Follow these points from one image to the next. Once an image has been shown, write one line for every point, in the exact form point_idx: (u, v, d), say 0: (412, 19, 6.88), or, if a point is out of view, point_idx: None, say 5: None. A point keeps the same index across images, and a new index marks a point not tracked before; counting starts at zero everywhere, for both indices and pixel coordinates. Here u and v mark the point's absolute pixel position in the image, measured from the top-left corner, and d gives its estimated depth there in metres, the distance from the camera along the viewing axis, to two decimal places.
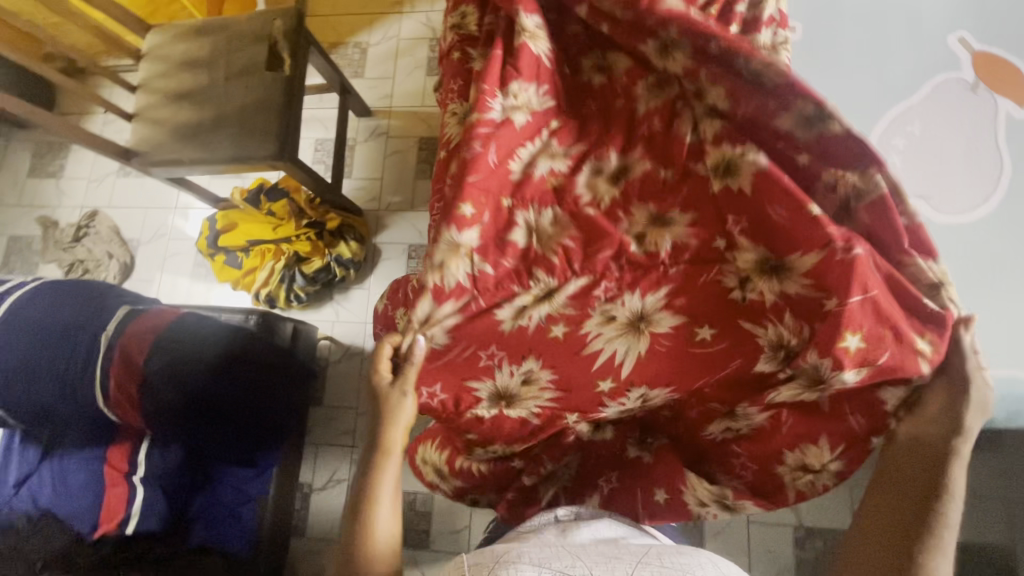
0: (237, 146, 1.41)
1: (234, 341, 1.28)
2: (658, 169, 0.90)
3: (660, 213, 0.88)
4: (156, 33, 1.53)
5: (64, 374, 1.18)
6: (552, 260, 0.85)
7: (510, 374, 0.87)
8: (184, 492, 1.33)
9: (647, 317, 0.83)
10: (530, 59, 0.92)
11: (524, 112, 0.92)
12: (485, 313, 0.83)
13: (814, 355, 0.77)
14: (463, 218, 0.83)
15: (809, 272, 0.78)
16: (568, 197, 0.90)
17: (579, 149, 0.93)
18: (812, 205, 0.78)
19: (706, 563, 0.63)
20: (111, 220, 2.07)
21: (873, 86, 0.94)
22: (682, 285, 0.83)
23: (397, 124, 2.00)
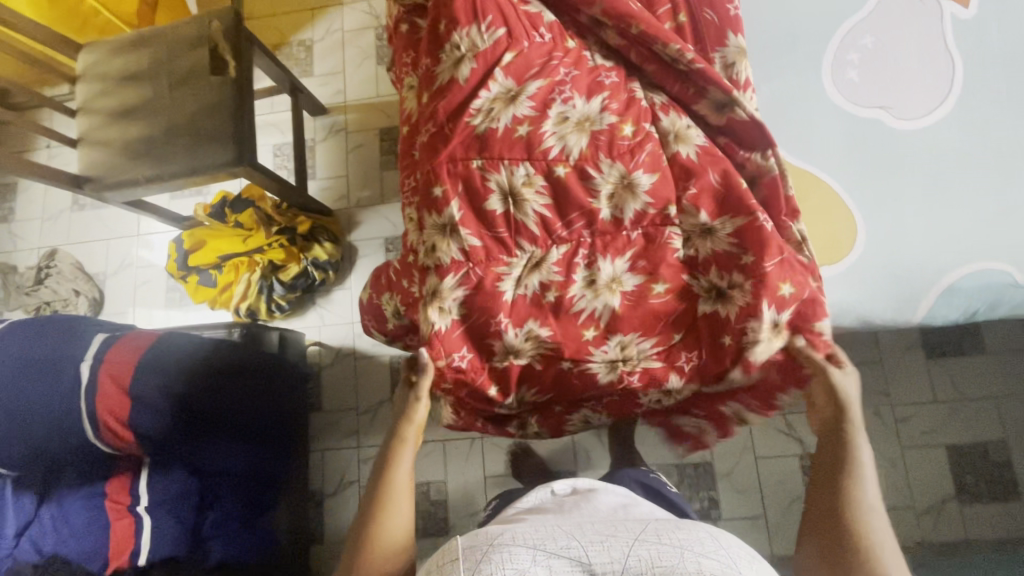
0: (194, 157, 1.37)
1: (220, 352, 1.27)
2: (622, 124, 0.84)
3: (627, 173, 0.83)
4: (89, 52, 1.46)
5: (48, 409, 1.13)
6: (533, 229, 0.83)
7: (515, 335, 0.84)
8: (194, 513, 1.25)
9: (616, 280, 0.83)
10: (463, 1, 0.86)
11: (470, 57, 0.85)
12: (485, 285, 0.82)
13: (768, 305, 0.80)
14: (440, 200, 0.84)
15: (732, 233, 0.82)
16: (537, 153, 0.83)
17: (538, 85, 0.84)
18: (741, 179, 0.83)
19: (704, 538, 0.65)
20: (73, 257, 2.00)
21: (822, 5, 0.94)
22: (643, 247, 0.83)
23: (354, 118, 1.95)
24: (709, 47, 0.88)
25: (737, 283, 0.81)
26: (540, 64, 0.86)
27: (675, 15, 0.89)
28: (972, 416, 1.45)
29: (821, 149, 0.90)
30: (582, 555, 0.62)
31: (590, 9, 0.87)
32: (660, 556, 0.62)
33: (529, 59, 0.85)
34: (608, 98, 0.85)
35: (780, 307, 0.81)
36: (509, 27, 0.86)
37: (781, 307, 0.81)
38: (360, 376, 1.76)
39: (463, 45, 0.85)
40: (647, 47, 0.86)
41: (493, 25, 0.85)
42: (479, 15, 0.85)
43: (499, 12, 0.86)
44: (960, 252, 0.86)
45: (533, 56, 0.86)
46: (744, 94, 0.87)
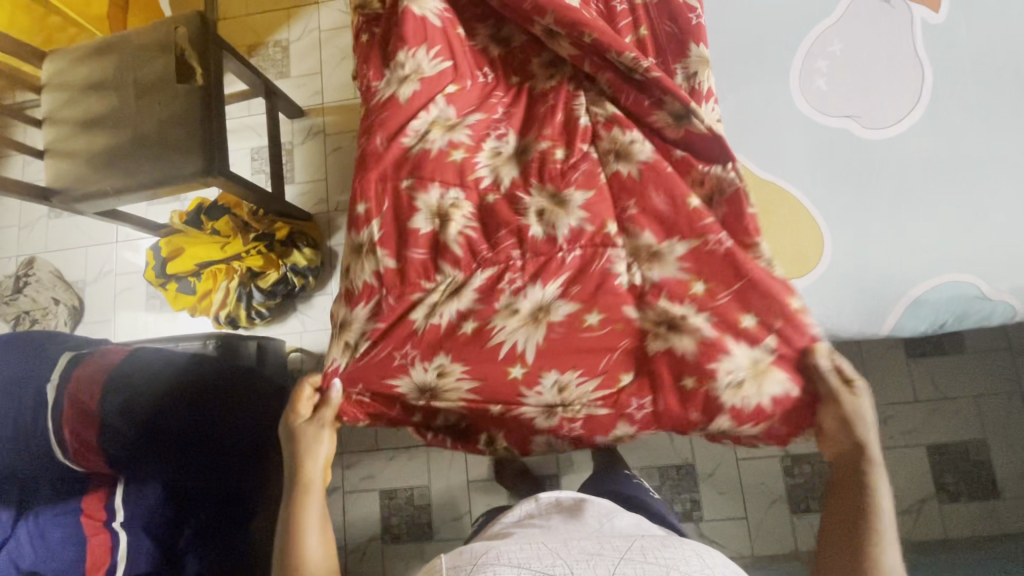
0: (162, 168, 1.34)
1: (184, 370, 1.23)
2: (554, 148, 0.88)
3: (559, 193, 0.87)
4: (53, 60, 1.43)
5: (17, 428, 1.15)
6: (456, 251, 0.85)
7: (425, 370, 0.84)
8: (168, 528, 1.25)
9: (546, 306, 0.83)
10: (414, 24, 0.91)
11: (415, 80, 0.90)
12: (398, 310, 0.85)
13: (731, 338, 0.81)
14: (362, 217, 0.88)
15: (685, 256, 0.83)
16: (469, 180, 0.88)
17: (476, 118, 0.91)
18: (693, 197, 0.84)
19: (691, 557, 0.64)
20: (52, 265, 1.98)
21: (791, 11, 0.92)
22: (578, 269, 0.84)
23: (332, 121, 1.93)
24: (669, 58, 0.88)
25: (693, 315, 0.81)
26: (478, 102, 0.93)
27: (636, 28, 0.89)
28: (953, 416, 1.45)
29: (787, 160, 0.89)
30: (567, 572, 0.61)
31: (543, 19, 0.87)
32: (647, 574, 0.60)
33: (469, 94, 0.92)
34: (542, 126, 0.90)
35: (753, 343, 0.81)
36: (455, 60, 0.92)
37: (753, 343, 0.81)
38: None
39: (410, 67, 0.91)
40: (602, 56, 0.87)
41: (440, 53, 0.91)
42: (428, 42, 0.91)
43: (447, 43, 0.92)
44: (927, 263, 0.85)
45: (472, 94, 0.93)
46: (705, 105, 0.85)
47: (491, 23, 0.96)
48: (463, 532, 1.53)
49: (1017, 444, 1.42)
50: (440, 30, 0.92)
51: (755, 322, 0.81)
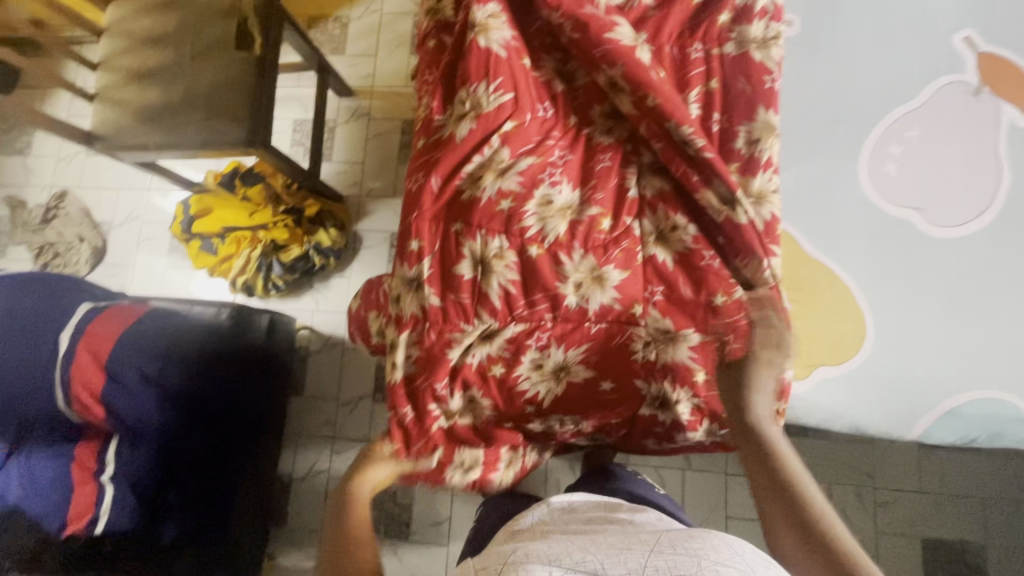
0: (207, 131, 1.34)
1: (215, 338, 1.30)
2: (602, 216, 0.80)
3: (598, 266, 0.79)
4: (118, 6, 1.43)
5: (22, 373, 1.13)
6: (495, 302, 0.78)
7: (457, 400, 0.81)
8: (155, 490, 1.25)
9: (567, 367, 0.80)
10: (479, 56, 0.81)
11: (471, 117, 0.80)
12: (436, 349, 0.78)
13: (706, 422, 0.82)
14: (413, 254, 0.79)
15: (696, 346, 0.79)
16: (515, 229, 0.79)
17: (529, 162, 0.80)
18: (721, 294, 0.79)
19: (719, 546, 0.57)
20: (82, 202, 2.01)
21: (871, 91, 0.88)
22: (602, 342, 0.79)
23: (379, 105, 1.93)
24: (736, 118, 0.84)
25: (683, 399, 0.81)
26: (536, 141, 0.82)
27: (706, 80, 0.86)
28: (955, 513, 1.40)
29: (843, 244, 0.85)
30: (599, 567, 0.56)
31: (610, 70, 0.80)
32: (675, 568, 0.54)
33: (528, 133, 0.81)
34: (595, 186, 0.81)
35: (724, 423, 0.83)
36: (516, 93, 0.81)
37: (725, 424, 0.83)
38: (345, 366, 1.79)
39: (468, 102, 0.81)
40: (660, 123, 0.79)
41: (502, 88, 0.81)
42: (490, 74, 0.81)
43: (510, 76, 0.81)
44: (967, 375, 0.81)
45: (531, 131, 0.82)
46: (759, 175, 0.81)
47: (558, 55, 0.86)
48: (441, 539, 1.49)
49: (1016, 554, 1.37)
50: (505, 63, 0.81)
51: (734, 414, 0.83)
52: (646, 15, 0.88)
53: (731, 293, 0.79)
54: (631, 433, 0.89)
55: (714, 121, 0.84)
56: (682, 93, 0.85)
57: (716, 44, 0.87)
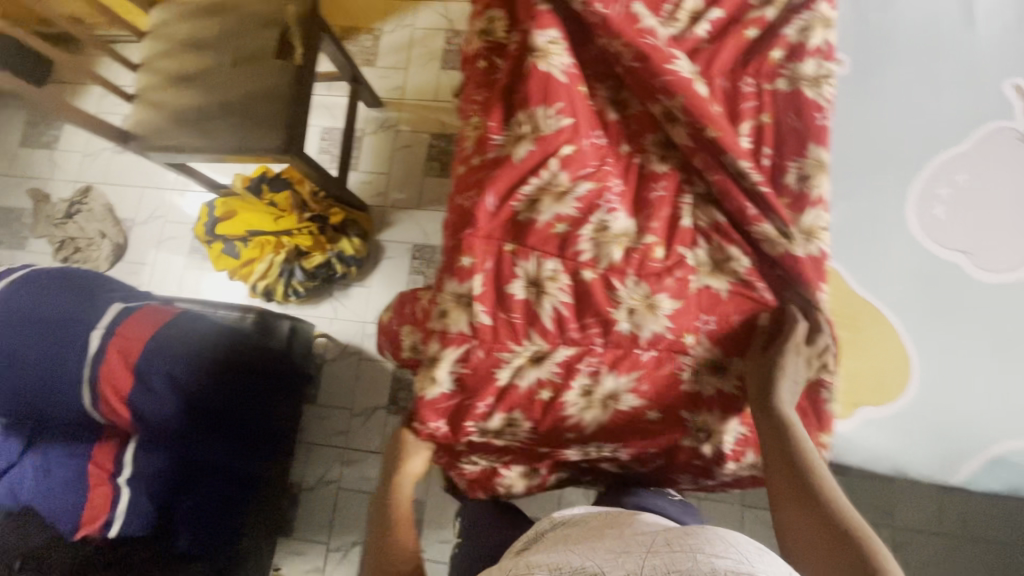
0: (242, 136, 1.35)
1: (237, 341, 1.28)
2: (656, 245, 0.82)
3: (651, 294, 0.80)
4: (163, 11, 1.45)
5: (54, 369, 1.12)
6: (546, 323, 0.80)
7: (497, 419, 0.83)
8: (172, 494, 1.22)
9: (616, 396, 0.81)
10: (540, 81, 0.83)
11: (531, 139, 0.82)
12: (483, 367, 0.81)
13: (751, 452, 0.83)
14: (465, 269, 0.82)
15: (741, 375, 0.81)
16: (569, 252, 0.81)
17: (587, 187, 0.82)
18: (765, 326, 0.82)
19: (713, 539, 0.55)
20: (106, 198, 2.02)
21: (920, 133, 0.88)
22: (651, 370, 0.81)
23: (407, 118, 1.95)
24: (787, 153, 0.85)
25: (728, 429, 0.82)
26: (594, 165, 0.83)
27: (758, 113, 0.87)
28: (974, 558, 1.38)
29: (888, 283, 0.84)
30: (596, 569, 0.56)
31: (670, 100, 0.82)
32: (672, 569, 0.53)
33: (586, 158, 0.82)
34: (650, 215, 0.83)
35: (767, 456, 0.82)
36: (576, 119, 0.83)
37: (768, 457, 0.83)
38: (360, 377, 1.78)
39: (528, 124, 0.82)
40: (716, 155, 0.81)
41: (562, 112, 0.82)
42: (550, 99, 0.82)
43: (570, 101, 0.83)
44: (1011, 422, 0.81)
45: (589, 156, 0.83)
46: (810, 212, 0.82)
47: (611, 83, 0.88)
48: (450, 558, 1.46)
49: None
50: (565, 88, 0.83)
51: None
52: (699, 47, 0.89)
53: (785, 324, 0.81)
54: (668, 467, 0.88)
55: (765, 155, 0.85)
56: (733, 125, 0.86)
57: (768, 79, 0.88)
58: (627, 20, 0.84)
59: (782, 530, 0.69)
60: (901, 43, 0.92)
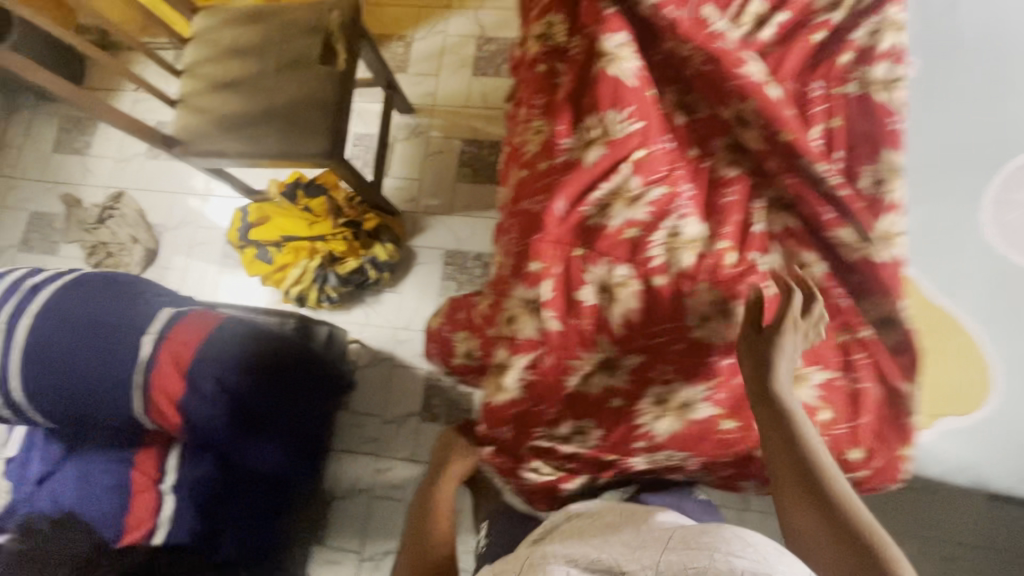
0: (285, 141, 1.35)
1: (289, 347, 1.26)
2: (728, 251, 0.80)
3: (725, 299, 0.79)
4: (206, 17, 1.46)
5: (102, 375, 1.10)
6: (617, 328, 0.80)
7: (565, 426, 0.83)
8: (218, 502, 1.22)
9: (690, 405, 0.80)
10: (611, 85, 0.82)
11: (602, 143, 0.81)
12: (554, 373, 0.80)
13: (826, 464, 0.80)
14: (534, 274, 0.80)
15: (821, 384, 0.79)
16: (640, 258, 0.80)
17: (660, 192, 0.81)
18: (840, 334, 0.81)
19: (728, 538, 0.54)
20: (138, 203, 2.03)
21: (993, 136, 0.87)
22: (727, 379, 0.79)
23: (439, 124, 1.95)
24: (860, 157, 0.84)
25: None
26: (664, 170, 0.82)
27: (827, 118, 0.86)
28: None
29: (965, 290, 0.83)
30: (614, 565, 0.58)
31: (743, 103, 0.81)
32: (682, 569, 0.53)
33: (657, 162, 0.81)
34: (721, 220, 0.82)
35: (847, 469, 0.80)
36: (647, 123, 0.82)
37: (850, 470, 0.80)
38: (392, 384, 1.77)
39: (598, 128, 0.81)
40: (791, 159, 0.80)
41: (632, 116, 0.81)
42: (620, 103, 0.81)
43: (641, 105, 0.82)
44: None
45: (660, 160, 0.82)
46: (886, 216, 0.80)
47: (678, 87, 0.86)
48: None
49: None
50: (635, 92, 0.82)
51: (860, 458, 0.79)
52: (765, 51, 0.89)
53: (862, 332, 0.80)
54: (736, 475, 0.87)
55: (836, 159, 0.84)
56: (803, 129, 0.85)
57: (838, 83, 0.87)
58: (697, 24, 0.83)
59: (787, 526, 0.68)
60: (972, 45, 0.90)
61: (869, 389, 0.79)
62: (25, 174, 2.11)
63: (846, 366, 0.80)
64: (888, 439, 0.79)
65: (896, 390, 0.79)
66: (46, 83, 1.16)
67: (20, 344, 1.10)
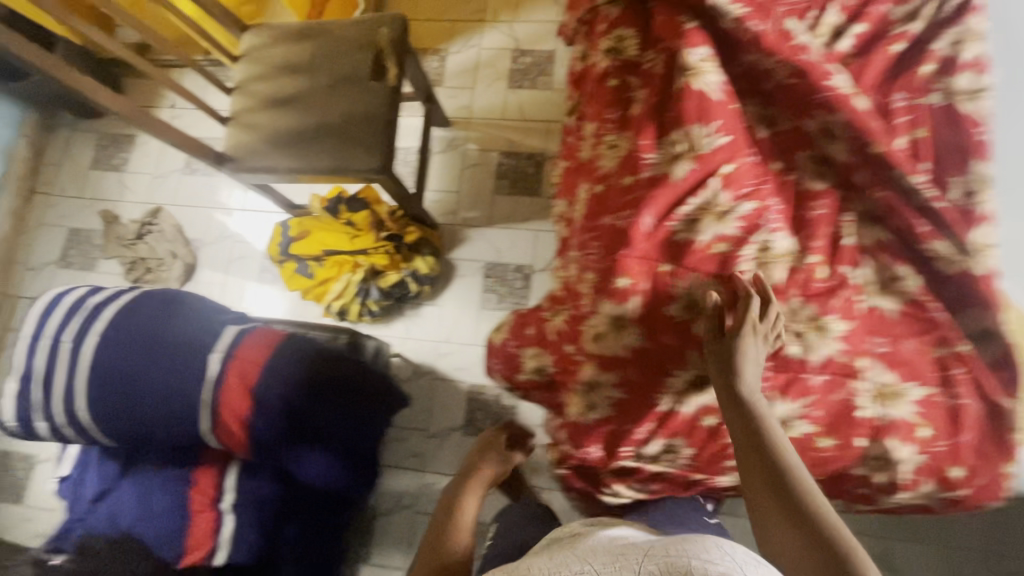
0: (338, 157, 1.35)
1: (356, 366, 1.23)
2: (819, 264, 0.81)
3: (819, 315, 0.79)
4: (254, 34, 1.47)
5: (170, 395, 1.10)
6: None
7: (655, 445, 0.83)
8: (278, 522, 1.22)
9: (785, 422, 0.79)
10: (696, 100, 0.82)
11: (690, 158, 0.81)
12: (644, 390, 0.81)
13: (923, 481, 0.79)
14: (622, 291, 0.79)
15: (920, 401, 0.78)
16: (728, 273, 0.79)
17: (750, 208, 0.80)
18: (936, 348, 0.80)
19: (713, 547, 0.52)
20: (176, 219, 2.04)
21: None
22: (824, 394, 0.78)
23: (476, 136, 1.95)
24: (948, 169, 0.83)
25: (900, 456, 0.78)
26: (752, 185, 0.82)
27: (913, 128, 0.85)
28: None
29: None
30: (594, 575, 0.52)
31: (832, 116, 0.80)
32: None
33: (745, 178, 0.81)
34: (811, 234, 0.82)
35: (944, 485, 0.79)
36: (734, 137, 0.82)
37: (949, 486, 0.79)
38: (435, 398, 1.75)
39: (684, 143, 0.81)
40: (883, 171, 0.80)
41: (719, 130, 0.81)
42: (707, 117, 0.81)
43: (727, 119, 0.82)
44: None
45: (748, 174, 0.82)
46: (980, 228, 0.79)
47: (758, 100, 0.86)
48: None
49: None
50: (721, 106, 0.82)
51: (960, 475, 0.78)
52: (844, 62, 0.88)
53: (960, 347, 0.79)
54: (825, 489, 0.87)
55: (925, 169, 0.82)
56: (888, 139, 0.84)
57: (921, 94, 0.87)
58: (782, 36, 0.82)
59: (764, 536, 0.70)
60: None
61: (971, 405, 0.78)
62: (62, 191, 2.12)
63: (946, 383, 0.79)
64: (991, 455, 0.78)
65: (997, 405, 0.78)
66: (111, 101, 1.16)
67: (89, 361, 1.11)
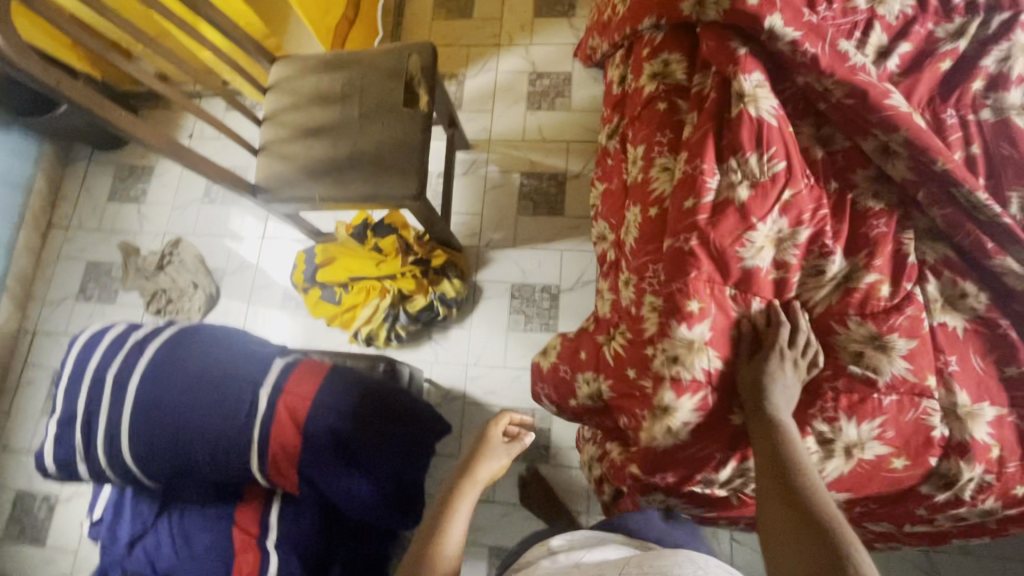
0: (374, 184, 1.35)
1: (400, 395, 1.22)
2: (880, 283, 0.80)
3: (880, 334, 0.79)
4: (283, 65, 1.48)
5: (217, 432, 1.07)
6: None
7: (728, 471, 0.85)
8: (324, 554, 1.18)
9: (860, 445, 0.78)
10: (751, 126, 0.84)
11: (747, 185, 0.82)
12: (717, 415, 0.81)
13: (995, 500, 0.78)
14: (693, 314, 0.79)
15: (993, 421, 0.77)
16: (785, 297, 0.82)
17: (808, 232, 0.82)
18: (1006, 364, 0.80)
19: (683, 561, 0.69)
20: (196, 249, 2.02)
21: None
22: (895, 415, 0.77)
23: (497, 158, 1.96)
24: (1006, 183, 0.83)
25: (976, 476, 0.77)
26: (810, 210, 0.83)
27: (966, 144, 0.86)
28: None
29: None
30: None
31: (891, 135, 0.81)
32: None
33: (803, 203, 0.82)
34: (872, 253, 0.81)
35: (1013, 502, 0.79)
36: (790, 160, 0.83)
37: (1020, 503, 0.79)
38: (466, 421, 1.74)
39: (741, 171, 0.83)
40: (944, 188, 0.80)
41: (775, 156, 0.83)
42: (764, 144, 0.83)
43: (783, 145, 0.83)
44: None
45: (806, 198, 0.83)
46: None
47: (813, 120, 0.88)
48: None
49: None
50: (777, 131, 0.84)
51: None
52: (893, 81, 0.89)
53: None
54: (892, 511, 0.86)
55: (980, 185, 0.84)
56: None
57: (971, 110, 0.88)
58: (836, 58, 0.83)
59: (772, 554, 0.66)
60: None
61: None
62: (79, 223, 2.10)
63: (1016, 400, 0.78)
64: None
65: None
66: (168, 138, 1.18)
67: (132, 400, 1.09)
